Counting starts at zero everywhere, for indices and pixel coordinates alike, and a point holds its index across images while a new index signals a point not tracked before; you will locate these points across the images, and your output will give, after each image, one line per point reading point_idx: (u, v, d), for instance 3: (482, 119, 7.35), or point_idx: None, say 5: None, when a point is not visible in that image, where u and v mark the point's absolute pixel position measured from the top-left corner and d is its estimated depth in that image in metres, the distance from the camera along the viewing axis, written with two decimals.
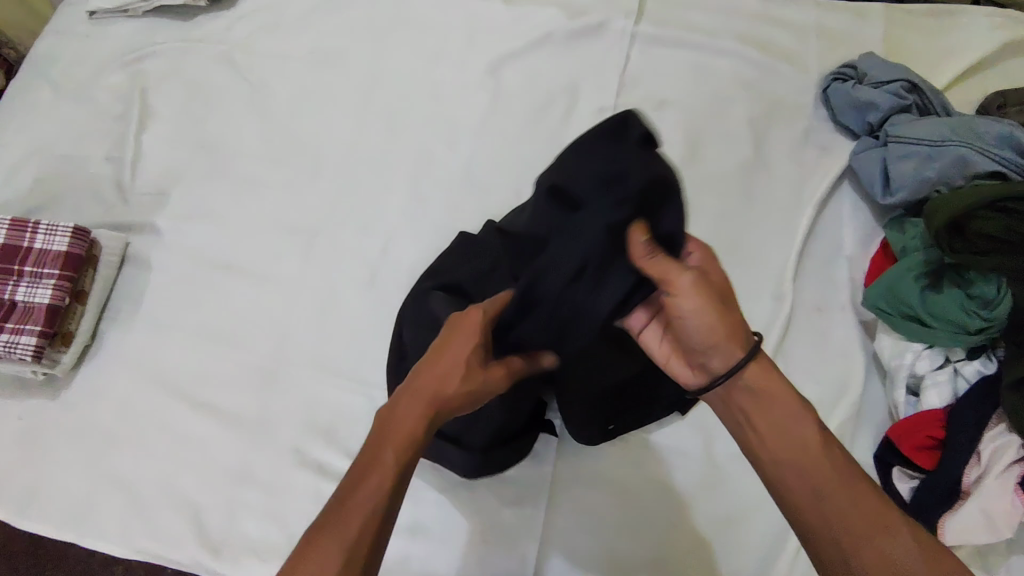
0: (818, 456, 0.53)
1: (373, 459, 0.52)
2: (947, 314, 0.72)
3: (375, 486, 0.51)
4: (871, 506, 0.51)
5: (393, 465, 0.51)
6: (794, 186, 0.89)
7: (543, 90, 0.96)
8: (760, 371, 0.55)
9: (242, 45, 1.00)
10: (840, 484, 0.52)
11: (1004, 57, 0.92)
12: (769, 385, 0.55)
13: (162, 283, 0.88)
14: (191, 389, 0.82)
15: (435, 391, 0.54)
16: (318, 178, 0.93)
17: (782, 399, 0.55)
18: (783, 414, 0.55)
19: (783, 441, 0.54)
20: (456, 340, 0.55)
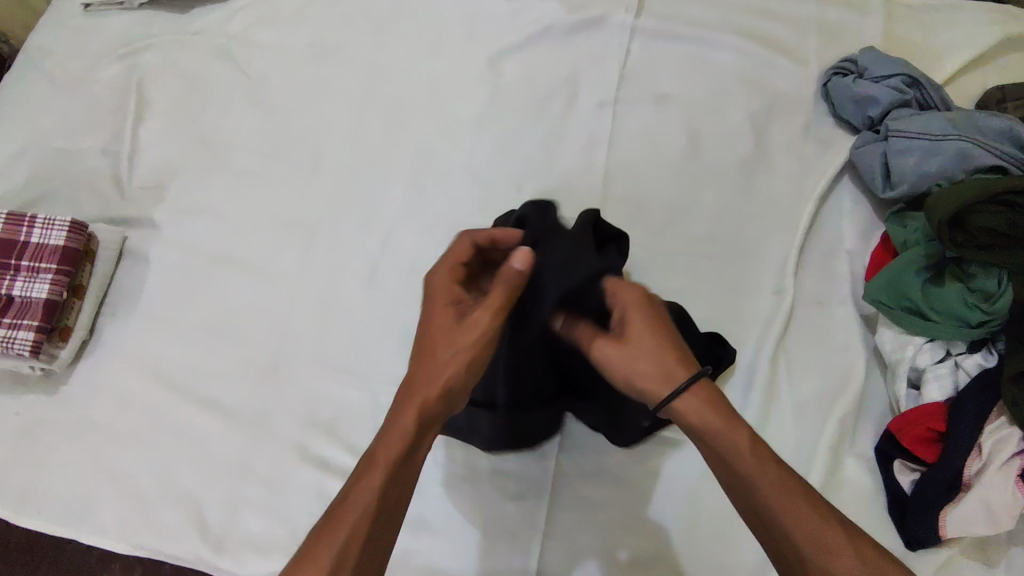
0: (756, 482, 0.52)
1: (369, 459, 0.54)
2: (949, 307, 0.72)
3: (370, 484, 0.52)
4: (820, 525, 0.51)
5: (391, 458, 0.53)
6: (795, 180, 0.89)
7: (544, 84, 0.96)
8: (693, 400, 0.55)
9: (239, 38, 1.00)
10: (787, 506, 0.51)
11: (1003, 51, 0.92)
12: (704, 415, 0.55)
13: (160, 277, 0.87)
14: (190, 384, 0.82)
15: (424, 378, 0.56)
16: (317, 172, 0.92)
17: (718, 424, 0.55)
18: (725, 439, 0.54)
19: (726, 467, 0.54)
20: (432, 327, 0.58)
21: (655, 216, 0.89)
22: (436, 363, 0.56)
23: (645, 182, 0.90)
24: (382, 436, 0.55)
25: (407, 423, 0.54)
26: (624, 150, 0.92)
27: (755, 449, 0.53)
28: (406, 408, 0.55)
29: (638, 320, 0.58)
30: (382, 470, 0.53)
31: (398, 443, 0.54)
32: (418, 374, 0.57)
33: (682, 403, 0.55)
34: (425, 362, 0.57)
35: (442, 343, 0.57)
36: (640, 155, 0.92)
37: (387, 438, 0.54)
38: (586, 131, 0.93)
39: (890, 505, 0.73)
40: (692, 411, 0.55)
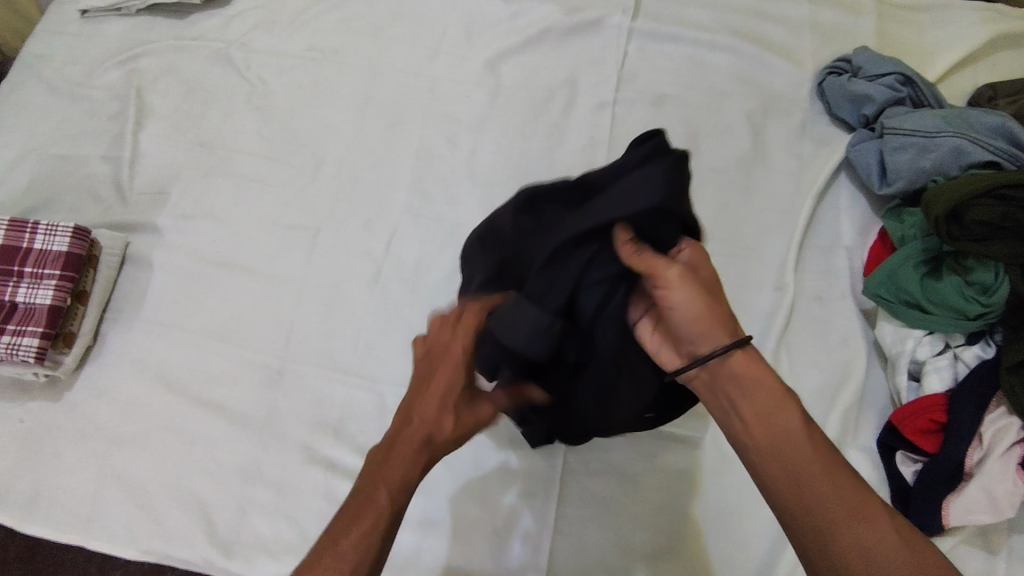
0: (796, 439, 0.51)
1: (364, 506, 0.51)
2: (946, 300, 0.73)
3: (366, 534, 0.49)
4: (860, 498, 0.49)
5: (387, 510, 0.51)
6: (792, 178, 0.91)
7: (543, 86, 0.96)
8: (748, 359, 0.54)
9: (239, 42, 1.00)
10: (827, 474, 0.50)
11: (992, 50, 0.94)
12: (760, 379, 0.54)
13: (164, 282, 0.87)
14: (196, 388, 0.82)
15: (423, 438, 0.54)
16: (319, 175, 0.92)
17: (774, 393, 0.53)
18: (776, 407, 0.53)
19: (768, 427, 0.52)
20: (441, 384, 0.55)
21: None
22: (438, 431, 0.55)
23: None
24: (378, 482, 0.51)
25: (410, 478, 0.53)
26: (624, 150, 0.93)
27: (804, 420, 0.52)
28: (408, 459, 0.53)
29: (708, 268, 0.55)
30: (375, 518, 0.50)
31: (395, 498, 0.51)
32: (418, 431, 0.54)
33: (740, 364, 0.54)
34: (426, 421, 0.55)
35: (448, 412, 0.55)
36: None
37: (383, 488, 0.51)
38: (586, 132, 0.94)
39: (894, 495, 0.75)
40: (749, 374, 0.54)
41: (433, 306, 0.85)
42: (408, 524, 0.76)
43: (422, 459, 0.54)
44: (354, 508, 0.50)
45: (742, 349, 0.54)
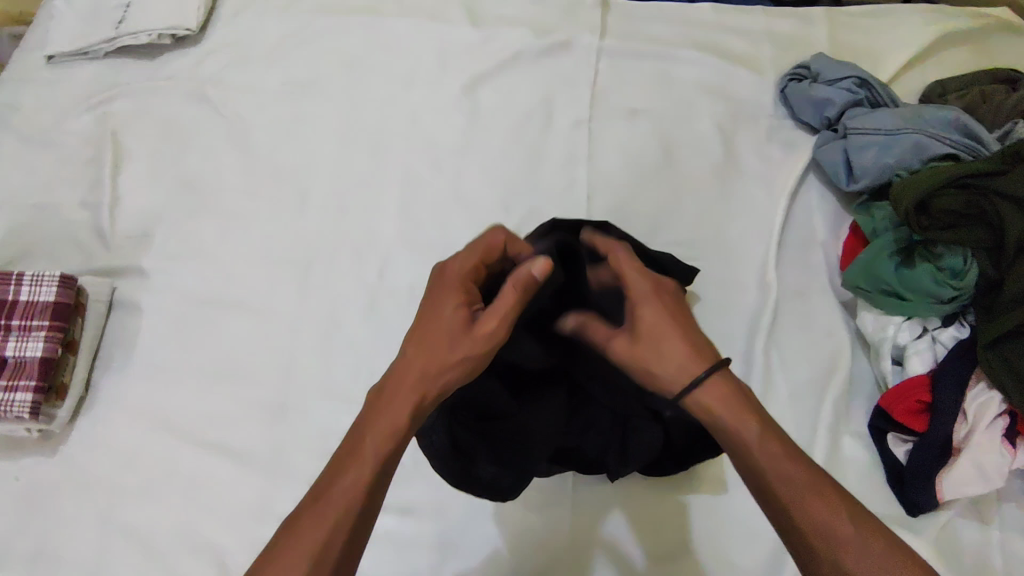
0: (769, 471, 0.53)
1: (355, 448, 0.54)
2: (921, 287, 0.78)
3: (357, 471, 0.53)
4: (834, 521, 0.50)
5: (377, 448, 0.53)
6: (765, 181, 0.95)
7: (519, 107, 0.99)
8: (716, 391, 0.57)
9: (213, 81, 1.00)
10: (795, 498, 0.51)
11: (936, 50, 1.01)
12: (725, 401, 0.56)
13: (154, 325, 0.86)
14: (197, 430, 0.81)
15: (412, 371, 0.57)
16: (306, 207, 0.93)
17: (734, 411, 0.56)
18: (744, 424, 0.55)
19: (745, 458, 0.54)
20: (431, 320, 0.59)
21: (640, 225, 0.93)
22: (438, 356, 0.57)
23: (626, 193, 0.95)
24: (369, 421, 0.55)
25: (403, 422, 0.54)
26: (603, 164, 0.96)
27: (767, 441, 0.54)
28: (403, 399, 0.55)
29: (658, 318, 0.61)
30: (362, 457, 0.53)
31: (386, 433, 0.54)
32: (406, 366, 0.57)
33: (706, 386, 0.57)
34: (414, 355, 0.57)
35: (433, 339, 0.58)
36: (618, 167, 0.96)
37: (371, 427, 0.54)
38: (565, 149, 0.97)
39: (889, 476, 0.78)
40: (710, 396, 0.57)
41: None
42: (426, 548, 0.76)
43: (414, 393, 0.56)
44: (350, 444, 0.55)
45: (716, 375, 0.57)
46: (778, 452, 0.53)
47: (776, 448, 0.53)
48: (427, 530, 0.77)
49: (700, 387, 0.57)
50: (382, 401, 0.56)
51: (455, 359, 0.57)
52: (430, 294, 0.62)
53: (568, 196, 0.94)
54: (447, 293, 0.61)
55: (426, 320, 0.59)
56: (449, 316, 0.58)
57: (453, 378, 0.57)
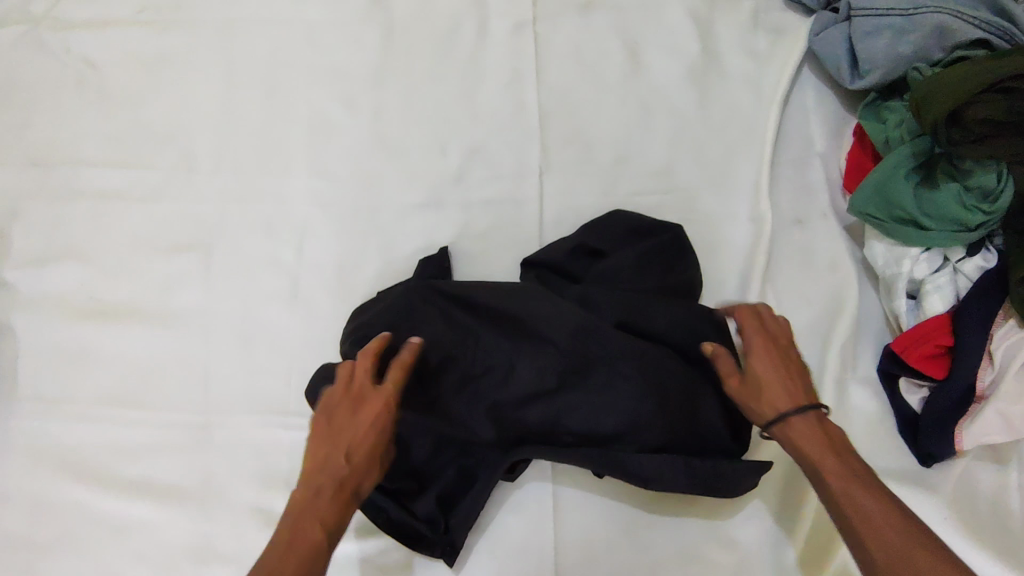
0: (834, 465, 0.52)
1: (300, 543, 0.49)
2: (945, 213, 0.65)
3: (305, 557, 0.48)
4: (901, 546, 0.46)
5: (323, 546, 0.49)
6: (751, 81, 0.78)
7: (444, 13, 0.80)
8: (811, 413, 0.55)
9: (49, 19, 0.81)
10: (868, 523, 0.48)
11: None
12: (812, 434, 0.54)
13: (34, 347, 0.72)
14: (108, 466, 0.69)
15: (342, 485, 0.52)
16: (194, 175, 0.76)
17: (828, 442, 0.53)
18: (826, 455, 0.52)
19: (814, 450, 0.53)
20: (360, 428, 0.54)
21: (606, 154, 0.76)
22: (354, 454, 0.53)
23: (586, 113, 0.77)
24: (309, 520, 0.50)
25: (330, 519, 0.51)
26: (554, 79, 0.78)
27: (844, 474, 0.51)
28: (333, 497, 0.51)
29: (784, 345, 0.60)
30: (311, 551, 0.49)
31: (329, 534, 0.50)
32: (328, 473, 0.52)
33: (799, 418, 0.55)
34: (346, 464, 0.52)
35: (367, 450, 0.54)
36: (574, 81, 0.78)
37: (316, 525, 0.50)
38: (507, 63, 0.78)
39: (900, 425, 0.69)
40: (799, 435, 0.54)
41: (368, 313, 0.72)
42: (394, 569, 0.67)
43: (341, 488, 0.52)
44: (289, 549, 0.49)
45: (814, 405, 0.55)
46: (852, 484, 0.50)
47: (851, 478, 0.51)
48: (393, 547, 0.68)
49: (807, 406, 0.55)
50: (319, 508, 0.51)
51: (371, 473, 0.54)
52: (337, 408, 0.55)
53: (515, 125, 0.77)
54: (363, 407, 0.55)
55: (344, 430, 0.54)
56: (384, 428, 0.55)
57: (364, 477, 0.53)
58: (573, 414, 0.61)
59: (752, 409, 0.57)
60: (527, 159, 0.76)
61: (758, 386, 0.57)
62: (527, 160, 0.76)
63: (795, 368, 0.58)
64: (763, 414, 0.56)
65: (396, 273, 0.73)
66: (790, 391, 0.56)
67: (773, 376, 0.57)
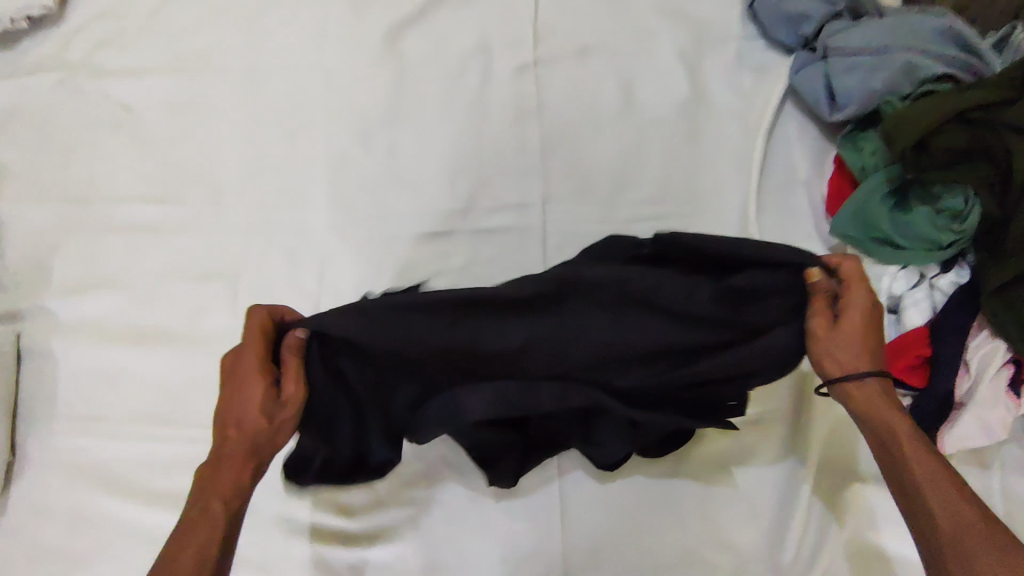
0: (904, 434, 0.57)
1: (200, 516, 0.55)
2: (918, 233, 0.71)
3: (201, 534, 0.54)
4: (966, 509, 0.53)
5: (218, 518, 0.55)
6: (737, 115, 0.84)
7: (452, 56, 0.86)
8: (880, 387, 0.60)
9: (86, 66, 0.87)
10: (935, 490, 0.54)
11: None
12: (881, 404, 0.59)
13: (72, 370, 0.77)
14: (141, 480, 0.74)
15: (235, 448, 0.57)
16: (222, 208, 0.82)
17: (894, 409, 0.59)
18: (896, 425, 0.58)
19: (884, 419, 0.58)
20: (244, 386, 0.57)
21: (604, 184, 0.82)
22: (240, 421, 0.57)
23: (585, 147, 0.83)
24: (209, 496, 0.55)
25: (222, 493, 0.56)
26: (555, 115, 0.84)
27: (912, 444, 0.57)
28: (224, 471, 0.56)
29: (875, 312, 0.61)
30: (206, 527, 0.54)
31: (224, 508, 0.55)
32: (225, 442, 0.57)
33: (871, 384, 0.60)
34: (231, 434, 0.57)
35: (253, 409, 0.56)
36: (573, 117, 0.84)
37: (212, 502, 0.55)
38: (511, 102, 0.85)
39: None
40: (869, 398, 0.59)
41: None
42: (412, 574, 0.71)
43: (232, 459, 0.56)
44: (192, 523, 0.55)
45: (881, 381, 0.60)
46: (921, 455, 0.56)
47: (920, 450, 0.57)
48: (411, 554, 0.72)
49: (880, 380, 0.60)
50: (214, 480, 0.56)
51: (262, 434, 0.56)
52: (225, 381, 0.58)
53: (519, 159, 0.83)
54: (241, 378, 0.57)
55: (235, 393, 0.57)
56: (269, 381, 0.56)
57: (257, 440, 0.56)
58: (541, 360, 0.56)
59: (828, 360, 0.59)
60: (532, 190, 0.82)
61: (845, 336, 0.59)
62: (531, 190, 0.82)
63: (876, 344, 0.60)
64: (834, 364, 0.59)
65: None
66: (868, 354, 0.60)
67: (861, 338, 0.59)
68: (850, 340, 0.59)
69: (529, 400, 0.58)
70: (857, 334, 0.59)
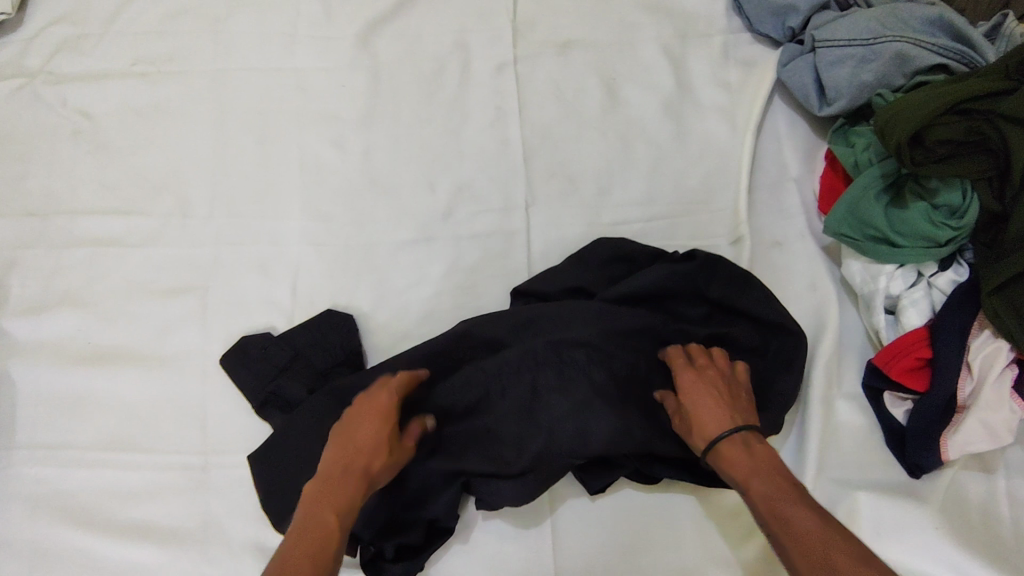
0: (757, 482, 0.54)
1: (315, 522, 0.52)
2: (915, 230, 0.68)
3: (322, 534, 0.51)
4: (816, 540, 0.48)
5: (339, 525, 0.52)
6: (724, 111, 0.81)
7: (428, 55, 0.83)
8: (734, 439, 0.57)
9: (45, 73, 0.83)
10: (789, 532, 0.50)
11: None
12: (741, 459, 0.56)
13: (33, 396, 0.73)
14: (106, 511, 0.69)
15: (353, 467, 0.56)
16: (189, 220, 0.78)
17: (754, 466, 0.55)
18: (753, 477, 0.54)
19: (740, 472, 0.55)
20: (367, 419, 0.59)
21: (589, 185, 0.79)
22: (371, 444, 0.57)
23: (568, 147, 0.80)
24: (326, 507, 0.53)
25: (350, 499, 0.54)
26: (536, 115, 0.81)
27: (769, 493, 0.53)
28: (349, 481, 0.55)
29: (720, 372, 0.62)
30: (322, 532, 0.52)
31: (343, 517, 0.53)
32: (341, 463, 0.56)
33: (727, 445, 0.57)
34: (359, 451, 0.57)
35: (383, 436, 0.58)
36: (555, 117, 0.81)
37: (331, 509, 0.53)
38: (490, 102, 0.81)
39: (888, 439, 0.71)
40: (729, 456, 0.57)
41: (363, 348, 0.73)
42: None
43: (359, 475, 0.56)
44: (299, 528, 0.52)
45: (741, 433, 0.57)
46: (775, 500, 0.52)
47: (776, 496, 0.52)
48: None
49: (725, 436, 0.57)
50: (334, 492, 0.54)
51: (391, 466, 0.58)
52: (356, 413, 0.60)
53: (500, 161, 0.80)
54: (381, 409, 0.60)
55: (355, 424, 0.59)
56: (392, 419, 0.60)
57: (385, 470, 0.58)
58: (547, 397, 0.64)
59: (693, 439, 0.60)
60: (514, 194, 0.79)
61: (692, 418, 0.60)
62: (513, 194, 0.79)
63: (725, 395, 0.60)
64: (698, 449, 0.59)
65: (390, 309, 0.75)
66: (720, 416, 0.58)
67: (704, 404, 0.59)
68: (689, 411, 0.60)
69: (534, 440, 0.63)
70: (693, 400, 0.60)
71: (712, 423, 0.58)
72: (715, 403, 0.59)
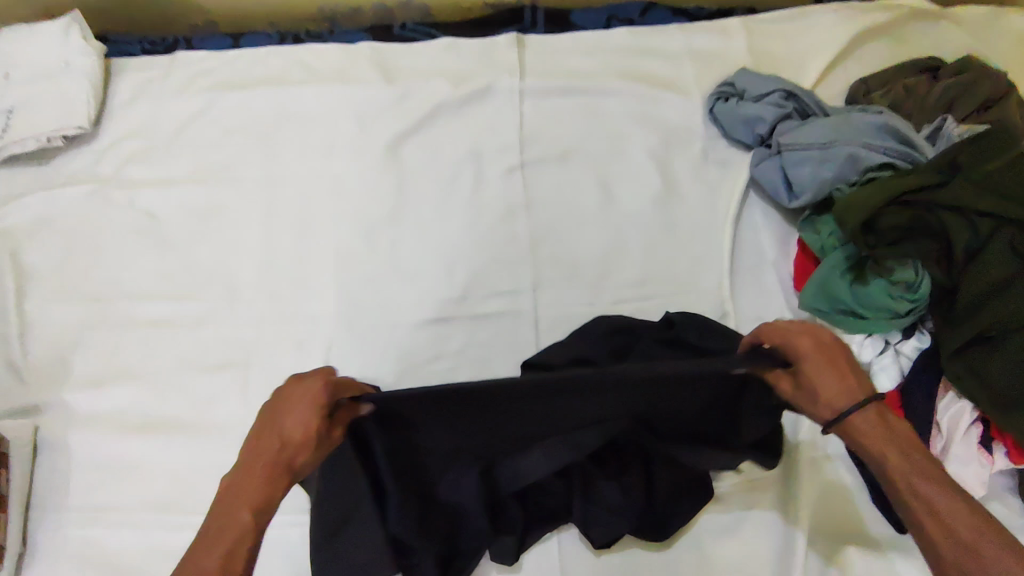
0: (896, 461, 0.54)
1: (228, 523, 0.51)
2: (876, 303, 0.77)
3: (235, 534, 0.50)
4: (973, 524, 0.50)
5: (252, 525, 0.51)
6: (706, 205, 0.93)
7: (448, 161, 0.95)
8: (873, 412, 0.57)
9: (115, 178, 0.96)
10: (936, 515, 0.51)
11: (843, 61, 1.03)
12: (880, 433, 0.56)
13: (87, 462, 0.80)
14: (147, 570, 0.75)
15: (272, 462, 0.54)
16: (236, 303, 0.88)
17: (896, 442, 0.55)
18: (892, 452, 0.55)
19: (877, 447, 0.56)
20: (292, 407, 0.55)
21: (589, 270, 0.89)
22: (290, 436, 0.54)
23: (570, 237, 0.91)
24: (239, 503, 0.52)
25: (267, 494, 0.52)
26: (542, 211, 0.93)
27: (910, 472, 0.54)
28: (264, 477, 0.53)
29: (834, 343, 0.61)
30: (237, 532, 0.50)
31: (258, 513, 0.52)
32: (262, 454, 0.54)
33: (861, 416, 0.57)
34: (279, 443, 0.54)
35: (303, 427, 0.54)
36: (558, 212, 0.93)
37: (244, 507, 0.51)
38: (502, 200, 0.93)
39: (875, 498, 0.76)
40: (861, 432, 0.56)
41: None
42: None
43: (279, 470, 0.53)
44: (214, 528, 0.51)
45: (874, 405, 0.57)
46: (915, 476, 0.53)
47: (919, 475, 0.53)
48: None
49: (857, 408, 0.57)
50: (249, 488, 0.52)
51: (319, 454, 0.55)
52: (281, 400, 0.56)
53: (510, 250, 0.90)
54: (303, 396, 0.55)
55: (282, 409, 0.55)
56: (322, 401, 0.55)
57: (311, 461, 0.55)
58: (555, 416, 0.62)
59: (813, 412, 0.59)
60: (523, 278, 0.89)
61: (812, 391, 0.59)
62: (522, 278, 0.89)
63: (848, 368, 0.59)
64: (824, 416, 0.58)
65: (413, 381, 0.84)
66: (847, 391, 0.58)
67: (829, 377, 0.58)
68: (814, 382, 0.59)
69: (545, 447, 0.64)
70: (816, 371, 0.59)
71: (838, 396, 0.58)
72: (839, 378, 0.58)
